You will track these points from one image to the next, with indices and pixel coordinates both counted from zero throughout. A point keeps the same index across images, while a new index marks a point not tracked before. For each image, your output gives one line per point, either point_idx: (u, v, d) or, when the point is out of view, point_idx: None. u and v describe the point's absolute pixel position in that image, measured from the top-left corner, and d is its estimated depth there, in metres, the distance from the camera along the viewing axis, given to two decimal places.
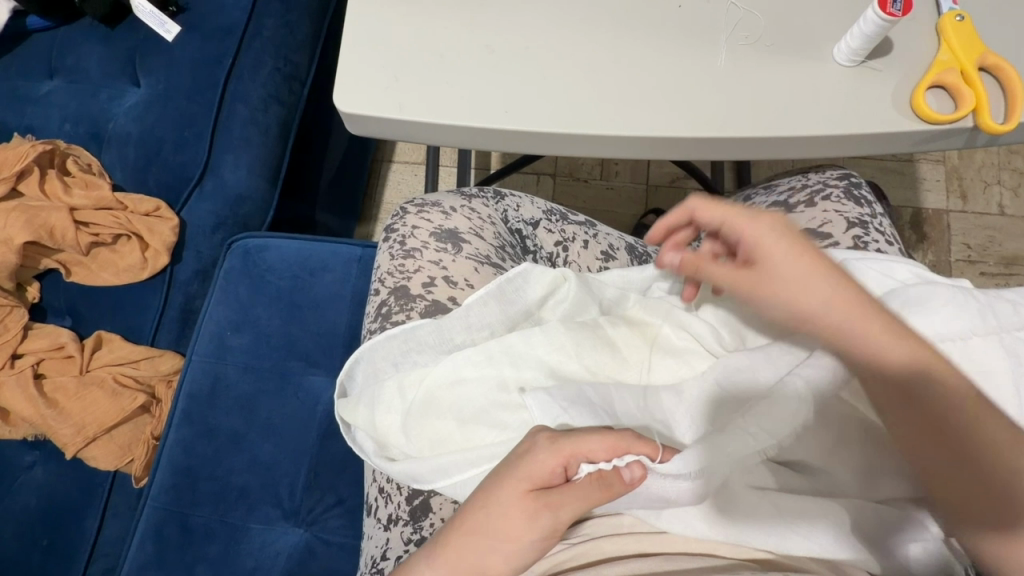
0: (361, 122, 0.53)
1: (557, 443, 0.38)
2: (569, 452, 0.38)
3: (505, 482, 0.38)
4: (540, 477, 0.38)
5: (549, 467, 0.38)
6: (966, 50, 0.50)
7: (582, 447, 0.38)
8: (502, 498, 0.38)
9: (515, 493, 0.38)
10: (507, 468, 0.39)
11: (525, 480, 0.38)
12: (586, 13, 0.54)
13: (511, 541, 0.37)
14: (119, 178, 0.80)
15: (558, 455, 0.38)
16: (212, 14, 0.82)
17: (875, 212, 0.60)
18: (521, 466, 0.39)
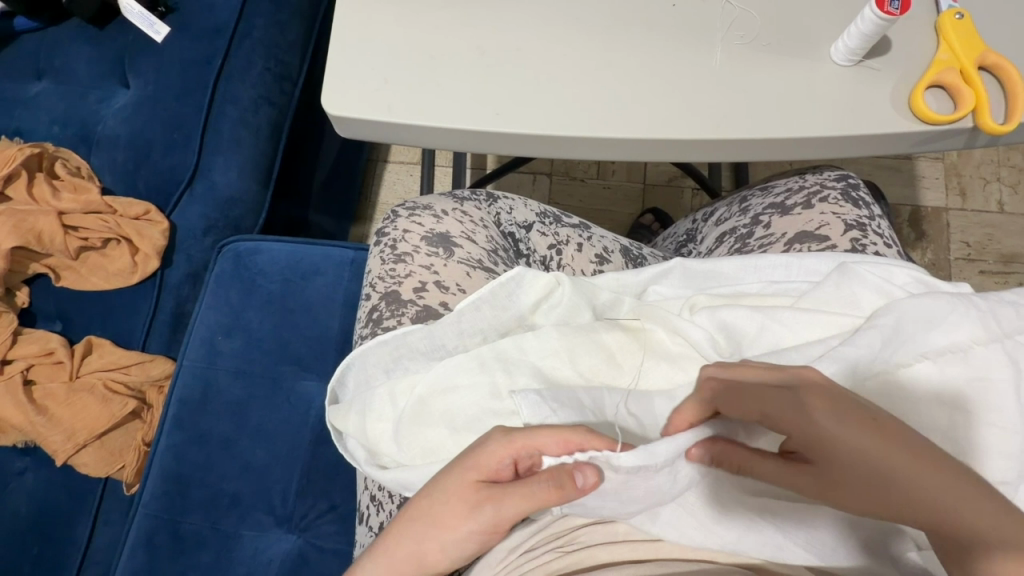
0: (350, 125, 0.52)
1: (509, 437, 0.38)
2: (520, 445, 0.37)
3: (455, 476, 0.39)
4: (488, 470, 0.38)
5: (497, 461, 0.38)
6: (966, 48, 0.49)
7: (536, 442, 0.37)
8: (449, 490, 0.39)
9: (461, 486, 0.39)
10: (456, 460, 0.39)
11: (472, 474, 0.38)
12: (578, 13, 0.53)
13: (451, 530, 0.39)
14: (109, 181, 0.79)
15: (508, 451, 0.38)
16: (202, 14, 0.81)
17: (873, 214, 0.59)
18: (469, 460, 0.39)
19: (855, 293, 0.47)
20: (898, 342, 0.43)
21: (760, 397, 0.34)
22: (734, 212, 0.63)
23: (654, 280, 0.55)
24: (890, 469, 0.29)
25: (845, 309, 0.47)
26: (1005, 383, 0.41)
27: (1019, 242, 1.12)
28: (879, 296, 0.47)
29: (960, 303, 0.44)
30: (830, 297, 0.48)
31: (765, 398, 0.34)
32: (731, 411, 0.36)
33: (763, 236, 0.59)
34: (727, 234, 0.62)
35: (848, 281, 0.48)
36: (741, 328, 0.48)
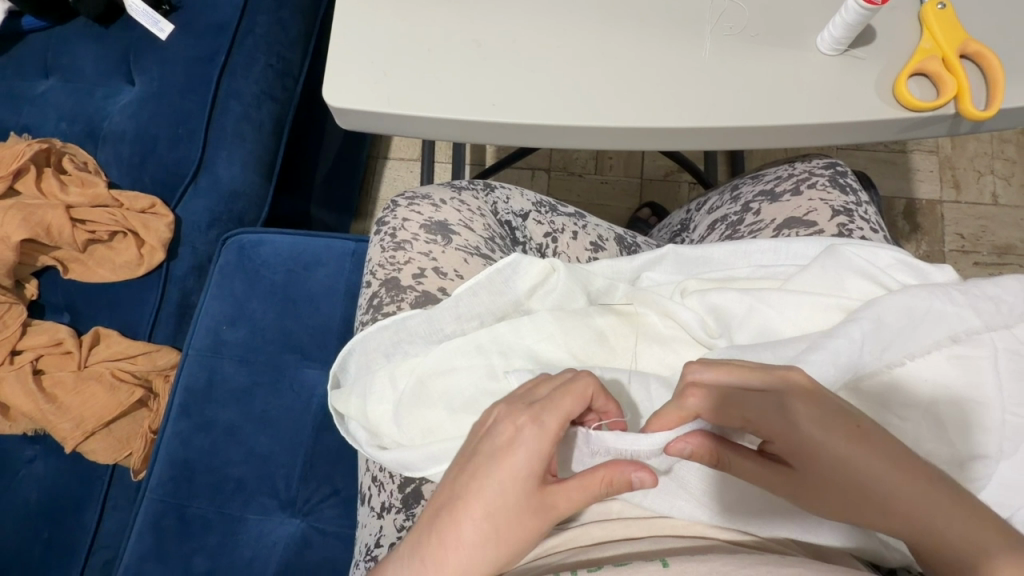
0: (351, 116, 0.54)
1: (540, 420, 0.36)
2: (558, 423, 0.36)
3: (506, 482, 0.35)
4: (536, 466, 0.35)
5: (541, 450, 0.36)
6: (948, 37, 0.50)
7: (561, 414, 0.37)
8: (504, 500, 0.35)
9: (516, 492, 0.35)
10: (492, 451, 0.36)
11: (521, 473, 0.35)
12: (571, 6, 0.55)
13: (516, 542, 0.35)
14: (115, 175, 0.81)
15: (545, 436, 0.36)
16: (205, 12, 0.83)
17: (861, 200, 0.60)
18: (511, 456, 0.36)
19: (839, 275, 0.49)
20: (883, 342, 0.43)
21: (746, 406, 0.36)
22: (725, 200, 0.65)
23: (648, 266, 0.56)
24: (858, 467, 0.33)
25: (830, 290, 0.48)
26: (984, 359, 0.42)
27: (1013, 234, 1.13)
28: (862, 279, 0.48)
29: (943, 292, 0.44)
30: (816, 279, 0.49)
31: (750, 403, 0.36)
32: (718, 417, 0.36)
33: (753, 222, 0.60)
34: (718, 222, 0.64)
35: (833, 263, 0.49)
36: (730, 310, 0.49)
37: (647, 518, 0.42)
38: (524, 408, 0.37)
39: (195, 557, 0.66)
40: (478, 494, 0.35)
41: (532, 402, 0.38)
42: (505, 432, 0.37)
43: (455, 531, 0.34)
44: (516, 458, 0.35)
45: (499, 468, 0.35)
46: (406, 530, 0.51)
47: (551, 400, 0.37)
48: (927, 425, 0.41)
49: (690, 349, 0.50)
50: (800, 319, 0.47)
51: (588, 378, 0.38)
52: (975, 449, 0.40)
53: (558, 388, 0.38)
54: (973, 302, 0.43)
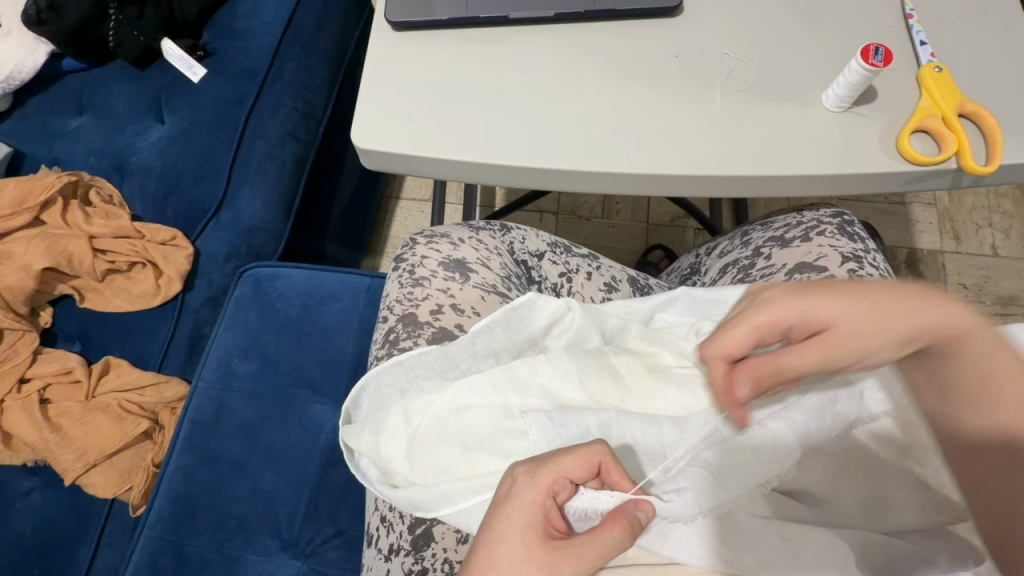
0: (376, 158, 0.56)
1: (537, 476, 0.40)
2: (548, 477, 0.40)
3: (507, 537, 0.38)
4: (533, 520, 0.39)
5: (536, 504, 0.39)
6: (946, 98, 0.53)
7: (559, 471, 0.40)
8: (509, 554, 0.38)
9: (525, 550, 0.38)
10: (495, 516, 0.39)
11: (520, 526, 0.38)
12: (589, 60, 0.58)
13: None
14: (138, 209, 0.83)
15: (540, 490, 0.39)
16: (237, 57, 0.88)
17: (868, 248, 0.62)
18: (510, 510, 0.39)
19: None
20: None
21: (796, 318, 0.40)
22: (736, 245, 0.67)
23: (662, 308, 0.57)
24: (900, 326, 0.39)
25: None
26: None
27: (1016, 285, 1.14)
28: None
29: None
30: None
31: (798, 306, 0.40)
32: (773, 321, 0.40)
33: (764, 266, 0.62)
34: (729, 265, 0.65)
35: None
36: None
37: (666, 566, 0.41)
38: (525, 465, 0.41)
39: None
40: (485, 548, 0.38)
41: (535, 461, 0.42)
42: (504, 487, 0.40)
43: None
44: (517, 513, 0.39)
45: (499, 523, 0.39)
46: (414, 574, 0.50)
47: (549, 457, 0.41)
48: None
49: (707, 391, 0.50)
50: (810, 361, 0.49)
51: (597, 445, 0.41)
52: None
53: (562, 447, 0.42)
54: None
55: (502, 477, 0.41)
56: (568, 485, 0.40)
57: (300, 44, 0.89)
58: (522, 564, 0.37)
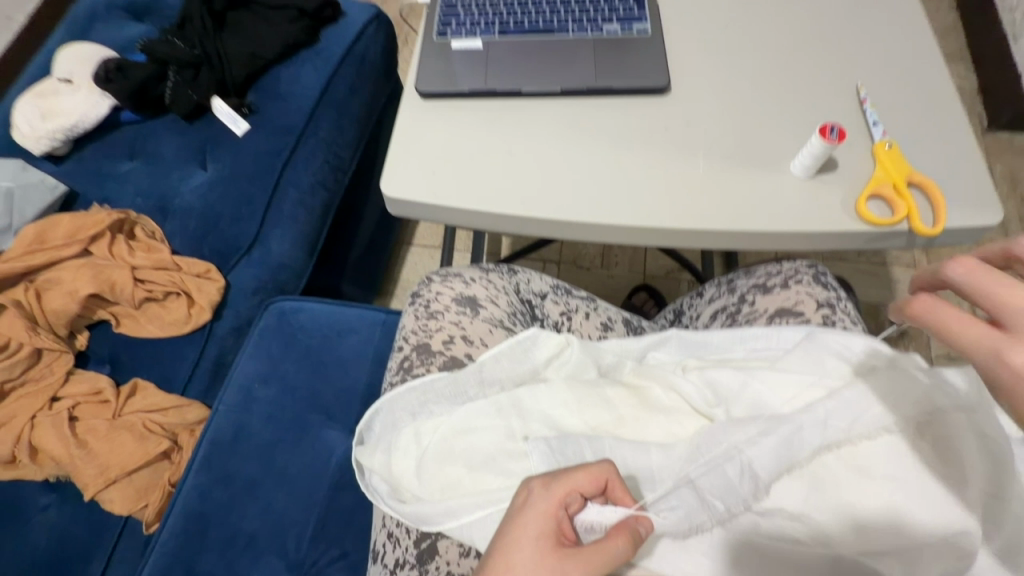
0: (402, 206, 0.65)
1: (551, 488, 0.44)
2: (562, 489, 0.43)
3: (521, 543, 0.41)
4: (546, 528, 0.42)
5: (549, 514, 0.43)
6: (896, 170, 0.61)
7: (572, 485, 0.44)
8: (523, 559, 0.41)
9: (538, 554, 0.41)
10: (510, 524, 0.43)
11: (535, 533, 0.42)
12: (590, 128, 0.67)
13: None
14: (177, 244, 0.91)
15: (554, 501, 0.43)
16: (277, 115, 0.98)
17: (841, 297, 0.69)
18: (525, 518, 0.42)
19: (820, 357, 0.55)
20: (851, 416, 0.49)
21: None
22: (722, 292, 0.74)
23: (654, 346, 0.63)
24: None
25: (813, 371, 0.54)
26: (951, 437, 0.47)
27: None
28: (839, 362, 0.55)
29: (907, 374, 0.51)
30: (801, 360, 0.55)
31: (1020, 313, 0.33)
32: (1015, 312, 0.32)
33: (749, 311, 0.69)
34: (719, 312, 0.72)
35: (815, 347, 0.56)
36: (727, 384, 0.55)
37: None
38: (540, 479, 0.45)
39: None
40: (501, 552, 0.41)
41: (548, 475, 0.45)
42: (520, 498, 0.44)
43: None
44: (532, 521, 0.42)
45: (515, 531, 0.42)
46: None
47: (563, 472, 0.45)
48: (897, 493, 0.47)
49: (691, 419, 0.55)
50: (789, 395, 0.53)
51: (606, 464, 0.45)
52: (951, 522, 0.45)
53: (574, 463, 0.45)
54: (936, 385, 0.50)
55: (519, 488, 0.45)
56: (579, 499, 0.44)
57: (335, 105, 1.00)
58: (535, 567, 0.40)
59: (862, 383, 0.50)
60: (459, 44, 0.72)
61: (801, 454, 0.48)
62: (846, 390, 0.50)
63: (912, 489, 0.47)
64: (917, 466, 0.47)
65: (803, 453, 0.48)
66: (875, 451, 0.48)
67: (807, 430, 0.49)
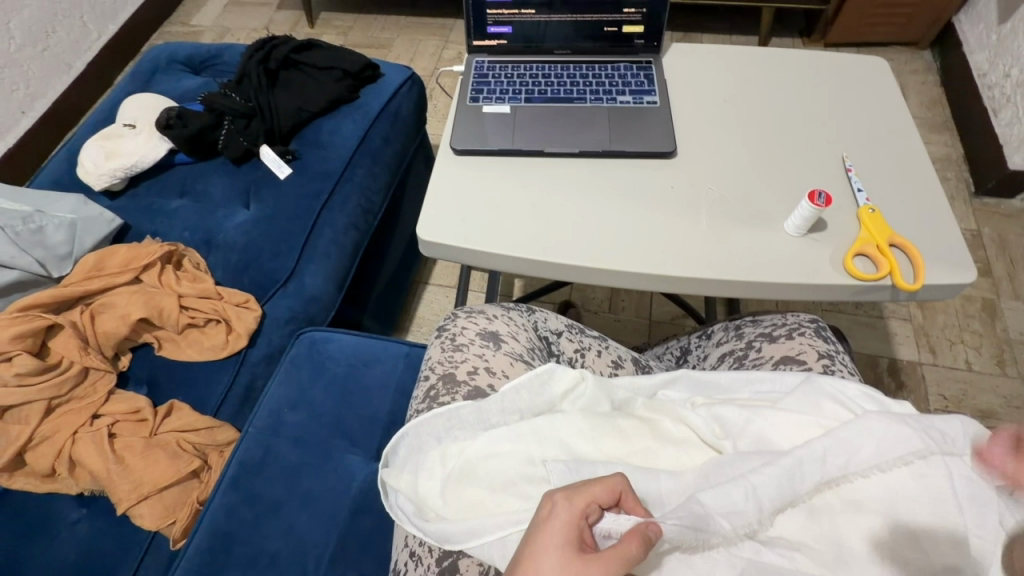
0: (435, 248, 0.72)
1: (571, 499, 0.48)
2: (581, 500, 0.48)
3: (548, 549, 0.45)
4: (569, 535, 0.46)
5: (571, 522, 0.47)
6: (879, 231, 0.68)
7: (590, 497, 0.48)
8: (550, 564, 0.44)
9: (564, 559, 0.44)
10: (537, 533, 0.46)
11: (559, 540, 0.46)
12: (605, 185, 0.76)
13: None
14: (219, 275, 0.98)
15: (574, 511, 0.47)
16: (318, 161, 1.08)
17: (840, 349, 0.75)
18: (550, 527, 0.46)
19: (818, 400, 0.61)
20: (846, 451, 0.54)
21: None
22: (730, 336, 0.80)
23: (665, 386, 0.68)
24: None
25: (812, 412, 0.60)
26: (941, 478, 0.52)
27: (992, 398, 1.24)
28: (836, 404, 0.60)
29: (898, 420, 0.55)
30: (800, 402, 0.61)
31: None
32: None
33: (755, 356, 0.75)
34: (726, 354, 0.78)
35: (813, 392, 0.62)
36: (732, 420, 0.60)
37: None
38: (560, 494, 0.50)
39: None
40: (530, 559, 0.45)
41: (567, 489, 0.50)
42: (544, 509, 0.48)
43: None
44: (556, 531, 0.46)
45: (542, 538, 0.46)
46: None
47: (579, 486, 0.49)
48: (888, 528, 0.51)
49: (700, 452, 0.60)
50: (788, 433, 0.58)
51: (617, 477, 0.50)
52: (940, 557, 0.50)
53: (589, 479, 0.50)
54: (924, 430, 0.54)
55: (542, 501, 0.49)
56: (596, 509, 0.48)
57: (370, 154, 1.10)
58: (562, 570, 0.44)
59: (854, 425, 0.55)
60: (490, 108, 0.82)
61: (801, 488, 0.53)
62: (843, 429, 0.55)
63: (903, 524, 0.51)
64: (909, 503, 0.52)
65: (806, 485, 0.53)
66: (866, 486, 0.53)
67: (806, 466, 0.53)
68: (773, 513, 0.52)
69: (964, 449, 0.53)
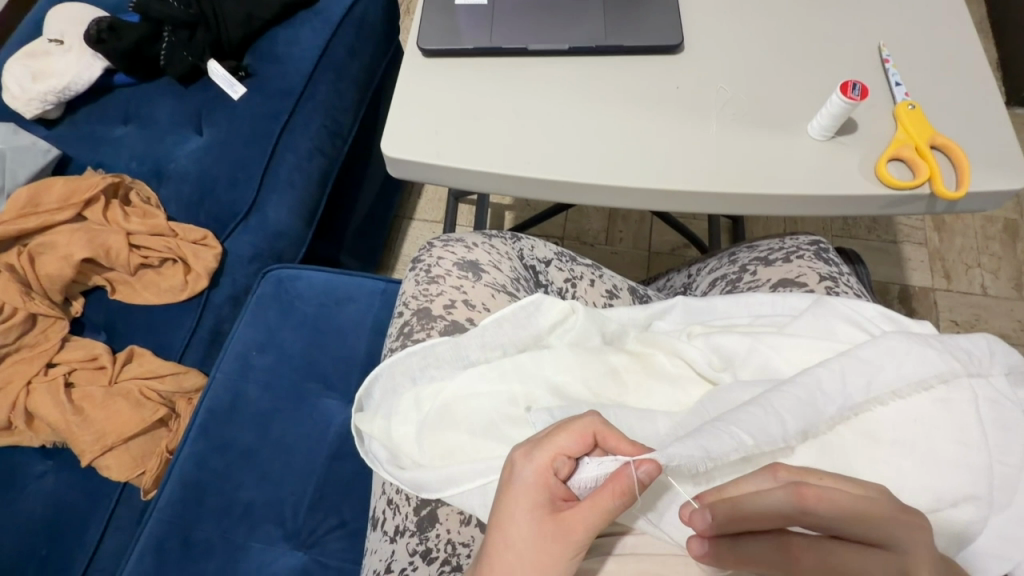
0: (402, 166, 0.62)
1: (534, 456, 0.41)
2: (547, 456, 0.41)
3: (515, 517, 0.40)
4: (537, 497, 0.40)
5: (538, 482, 0.40)
6: (917, 131, 0.59)
7: (556, 449, 0.41)
8: (520, 533, 0.39)
9: (534, 526, 0.39)
10: (502, 500, 0.41)
11: (527, 505, 0.40)
12: (599, 86, 0.65)
13: (548, 568, 0.38)
14: (173, 210, 0.89)
15: (539, 470, 0.41)
16: (274, 78, 0.95)
17: (843, 271, 0.67)
18: (514, 491, 0.41)
19: (830, 323, 0.53)
20: (867, 377, 0.47)
21: None
22: (723, 263, 0.72)
23: (658, 316, 0.61)
24: None
25: (822, 336, 0.53)
26: (965, 403, 0.46)
27: (1006, 323, 1.18)
28: (849, 326, 0.53)
29: (921, 341, 0.48)
30: (810, 326, 0.54)
31: None
32: None
33: (750, 280, 0.67)
34: (718, 279, 0.70)
35: (825, 313, 0.54)
36: (734, 349, 0.53)
37: (663, 553, 0.43)
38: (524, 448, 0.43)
39: None
40: (497, 530, 0.40)
41: (532, 440, 0.43)
42: (506, 473, 0.42)
43: (488, 564, 0.39)
44: (522, 495, 0.41)
45: (507, 506, 0.41)
46: (419, 554, 0.52)
47: (543, 438, 0.42)
48: (905, 459, 0.45)
49: (696, 385, 0.53)
50: (799, 359, 0.51)
51: (587, 417, 0.42)
52: (961, 488, 0.44)
53: (554, 425, 0.43)
54: (949, 350, 0.48)
55: (505, 461, 0.43)
56: (568, 460, 0.41)
57: (333, 68, 0.97)
58: (534, 538, 0.39)
59: (874, 346, 0.48)
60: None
61: (827, 410, 0.45)
62: (862, 349, 0.48)
63: (921, 453, 0.45)
64: (931, 431, 0.46)
65: (828, 412, 0.45)
66: (886, 416, 0.46)
67: (824, 391, 0.46)
68: (799, 434, 0.45)
69: (990, 370, 0.48)
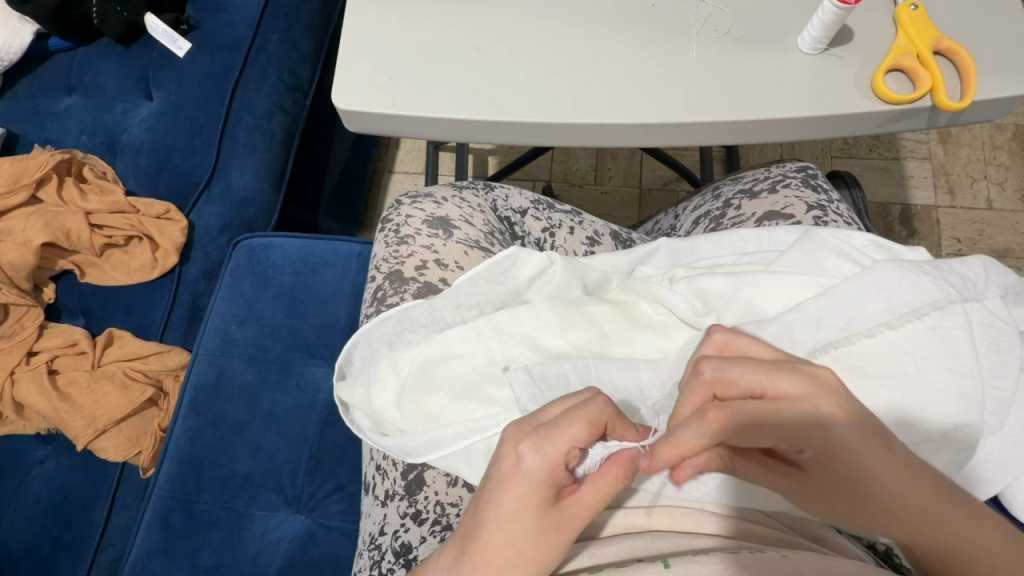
0: (358, 119, 0.57)
1: (545, 451, 0.36)
2: (559, 451, 0.36)
3: (520, 514, 0.36)
4: (545, 493, 0.36)
5: (547, 478, 0.36)
6: (921, 35, 0.53)
7: (569, 442, 0.36)
8: (522, 529, 0.36)
9: (536, 521, 0.36)
10: (499, 494, 0.36)
11: (532, 501, 0.36)
12: (566, 12, 0.58)
13: (547, 558, 0.36)
14: (132, 185, 0.85)
15: (549, 466, 0.36)
16: (221, 30, 0.88)
17: (833, 199, 0.63)
18: (520, 487, 0.36)
19: (818, 256, 0.50)
20: (850, 314, 0.44)
21: None
22: (707, 199, 0.68)
23: (642, 260, 0.58)
24: None
25: (809, 271, 0.50)
26: (960, 330, 0.43)
27: (1009, 237, 1.14)
28: (838, 258, 0.50)
29: (913, 268, 0.45)
30: (797, 261, 0.51)
31: None
32: None
33: (734, 216, 0.63)
34: (701, 217, 0.67)
35: (812, 246, 0.51)
36: (717, 292, 0.50)
37: (650, 506, 0.42)
38: (528, 435, 0.37)
39: (200, 551, 0.68)
40: (495, 526, 0.36)
41: (538, 429, 0.37)
42: (508, 463, 0.36)
43: (483, 559, 0.36)
44: (526, 490, 0.36)
45: (511, 503, 0.36)
46: (409, 517, 0.51)
47: (553, 427, 0.36)
48: (896, 394, 0.42)
49: (679, 331, 0.51)
50: (785, 298, 0.48)
51: (599, 405, 0.37)
52: (952, 420, 0.41)
53: (563, 413, 0.37)
54: (942, 276, 0.45)
55: (505, 448, 0.37)
56: (579, 451, 0.37)
57: (282, 14, 0.89)
58: (536, 532, 0.36)
59: (861, 278, 0.45)
60: None
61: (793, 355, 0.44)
62: (844, 285, 0.45)
63: (913, 386, 0.42)
64: (921, 361, 0.43)
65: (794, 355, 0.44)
66: (877, 350, 0.43)
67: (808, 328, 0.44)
68: None
69: (985, 293, 0.45)
